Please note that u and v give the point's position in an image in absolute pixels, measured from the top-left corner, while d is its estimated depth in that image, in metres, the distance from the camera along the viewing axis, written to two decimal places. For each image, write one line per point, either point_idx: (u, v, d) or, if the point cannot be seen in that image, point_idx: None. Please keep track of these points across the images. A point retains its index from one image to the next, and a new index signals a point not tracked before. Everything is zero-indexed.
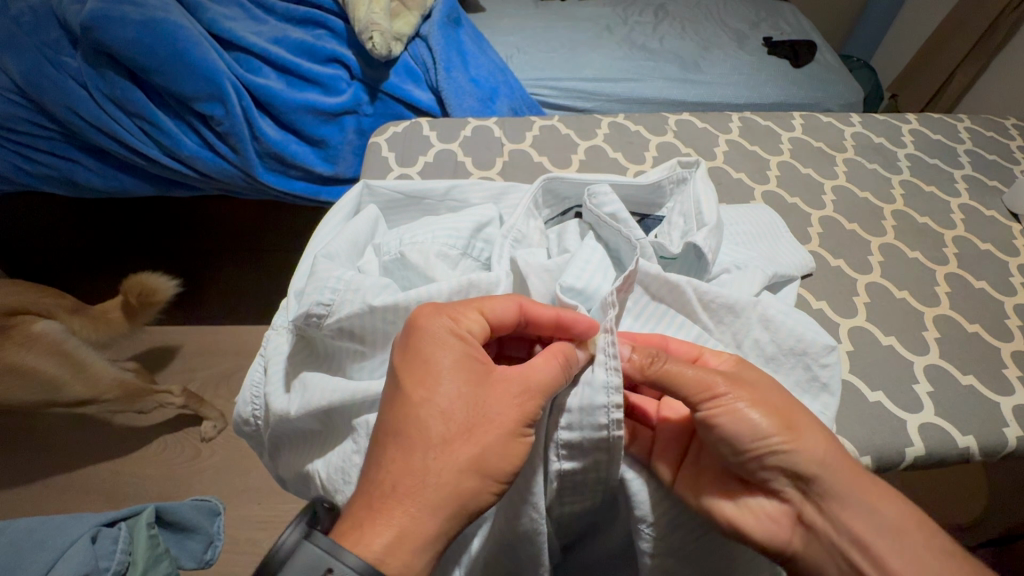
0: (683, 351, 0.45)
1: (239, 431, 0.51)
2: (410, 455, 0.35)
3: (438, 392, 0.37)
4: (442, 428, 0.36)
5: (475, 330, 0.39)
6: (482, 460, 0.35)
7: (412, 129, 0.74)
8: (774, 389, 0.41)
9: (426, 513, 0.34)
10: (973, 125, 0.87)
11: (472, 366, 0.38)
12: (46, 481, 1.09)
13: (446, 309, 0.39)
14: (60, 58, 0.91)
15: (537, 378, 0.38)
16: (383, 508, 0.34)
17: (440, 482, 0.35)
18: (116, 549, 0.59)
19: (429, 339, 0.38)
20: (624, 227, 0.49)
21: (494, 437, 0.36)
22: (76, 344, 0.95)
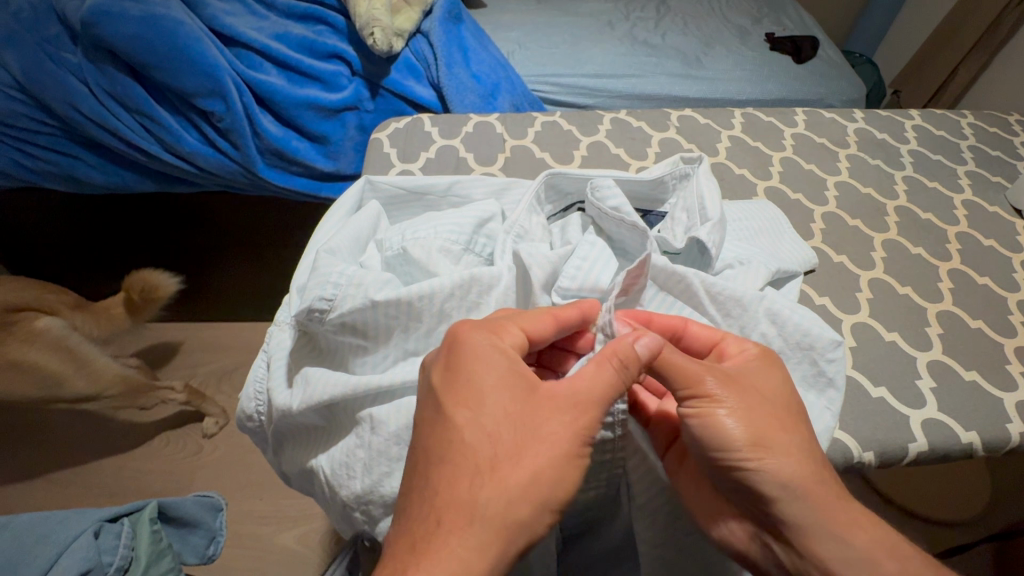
0: (703, 336, 0.44)
1: (242, 426, 0.52)
2: (455, 485, 0.34)
3: (483, 414, 0.36)
4: (489, 452, 0.35)
5: (518, 346, 0.39)
6: (533, 485, 0.35)
7: (414, 125, 0.74)
8: (777, 378, 0.41)
9: (474, 552, 0.33)
10: (976, 121, 0.87)
11: (516, 386, 0.37)
12: (48, 477, 1.09)
13: (492, 325, 0.39)
14: (60, 54, 0.91)
15: (587, 394, 0.37)
16: (430, 545, 0.33)
17: (491, 511, 0.34)
18: (119, 545, 0.60)
19: (473, 357, 0.37)
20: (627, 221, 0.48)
21: (545, 460, 0.35)
22: (78, 339, 0.95)
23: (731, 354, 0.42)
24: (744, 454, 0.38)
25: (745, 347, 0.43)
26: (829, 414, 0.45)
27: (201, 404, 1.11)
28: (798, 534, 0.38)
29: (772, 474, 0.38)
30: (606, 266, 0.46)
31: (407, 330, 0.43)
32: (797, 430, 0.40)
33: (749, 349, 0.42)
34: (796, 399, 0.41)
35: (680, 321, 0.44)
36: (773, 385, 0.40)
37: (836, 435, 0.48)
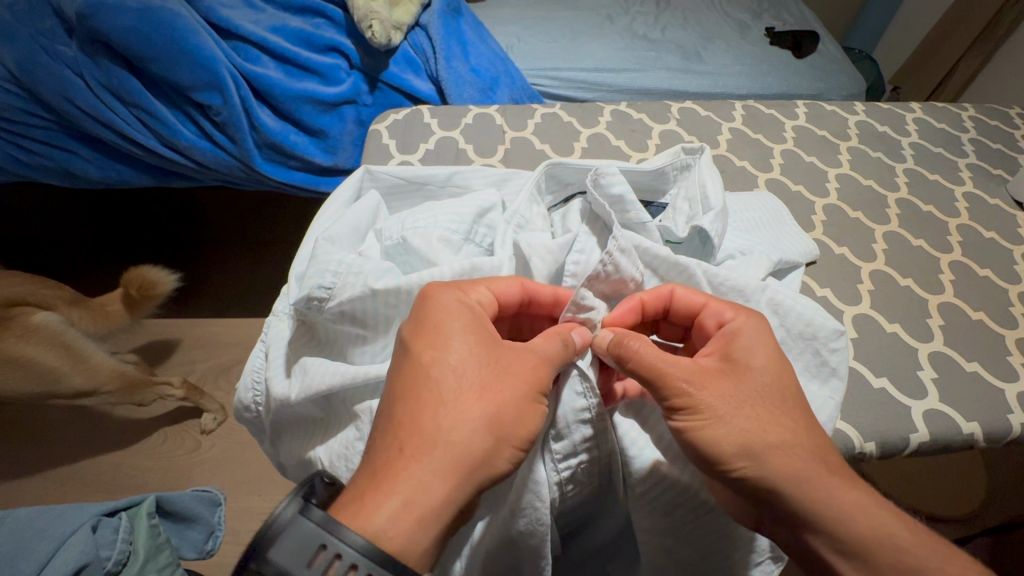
0: (687, 307, 0.44)
1: (240, 417, 0.51)
2: (418, 416, 0.36)
3: (448, 352, 0.38)
4: (453, 386, 0.37)
5: (484, 303, 0.41)
6: (495, 418, 0.36)
7: (413, 116, 0.73)
8: (757, 341, 0.41)
9: (435, 477, 0.34)
10: (977, 114, 0.87)
11: (480, 332, 0.39)
12: (45, 473, 1.09)
13: (458, 285, 0.41)
14: (56, 47, 0.90)
15: (544, 352, 0.39)
16: (390, 477, 0.34)
17: (450, 441, 0.35)
18: (116, 539, 0.59)
19: (440, 309, 0.39)
20: (634, 213, 0.48)
21: (508, 399, 0.36)
22: (75, 336, 0.95)
23: (709, 329, 0.43)
24: (752, 442, 0.38)
25: (725, 318, 0.43)
26: (833, 404, 0.45)
27: (199, 400, 1.10)
28: (800, 523, 0.38)
29: (780, 462, 0.38)
30: (594, 258, 0.45)
31: None
32: (802, 419, 0.40)
33: (726, 322, 0.43)
34: (798, 385, 0.41)
35: (668, 290, 0.45)
36: (760, 357, 0.41)
37: (838, 425, 0.48)
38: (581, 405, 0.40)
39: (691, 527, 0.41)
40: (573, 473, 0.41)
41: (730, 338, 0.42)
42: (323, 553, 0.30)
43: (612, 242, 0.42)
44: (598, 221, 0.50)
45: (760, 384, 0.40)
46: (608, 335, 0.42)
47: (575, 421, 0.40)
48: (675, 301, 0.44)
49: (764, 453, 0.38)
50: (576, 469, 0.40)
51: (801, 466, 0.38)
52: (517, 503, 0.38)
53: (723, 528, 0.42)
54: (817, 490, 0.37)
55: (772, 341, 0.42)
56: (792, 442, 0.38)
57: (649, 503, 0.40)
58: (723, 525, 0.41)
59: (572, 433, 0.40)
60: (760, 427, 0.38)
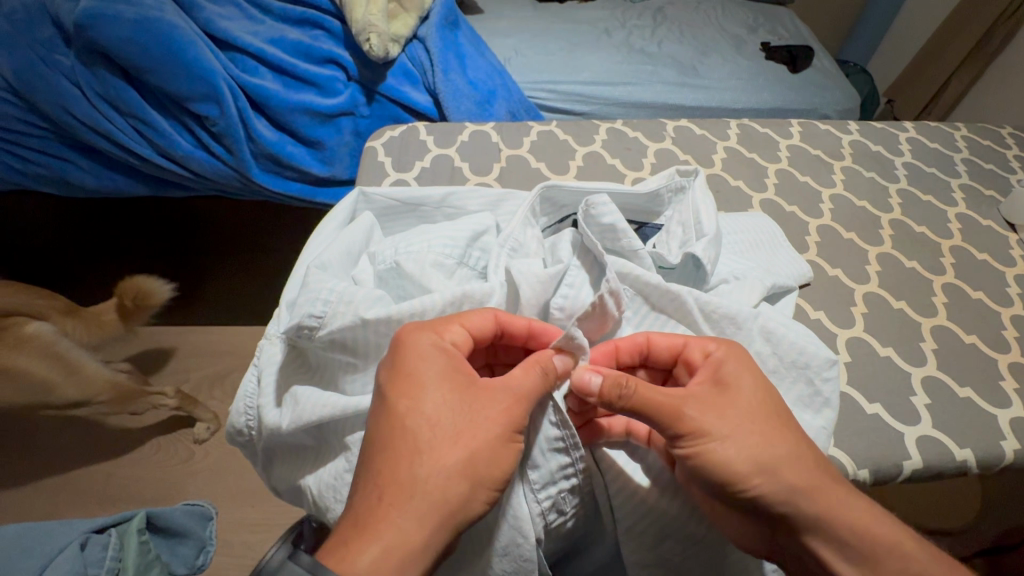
0: (666, 346, 0.44)
1: (232, 440, 0.51)
2: (396, 466, 0.36)
3: (422, 400, 0.38)
4: (428, 436, 0.37)
5: (458, 342, 0.40)
6: (471, 463, 0.36)
7: (409, 134, 0.73)
8: (741, 362, 0.42)
9: (414, 523, 0.34)
10: (969, 133, 0.88)
11: (455, 377, 0.39)
12: (36, 484, 1.07)
13: (431, 325, 0.41)
14: (54, 57, 0.90)
15: (520, 388, 0.38)
16: (370, 525, 0.34)
17: (427, 489, 0.35)
18: (106, 556, 0.60)
19: (413, 354, 0.39)
20: (625, 240, 0.48)
21: (481, 443, 0.37)
22: (68, 346, 0.93)
23: (696, 361, 0.43)
24: (745, 476, 0.38)
25: (709, 348, 0.43)
26: (825, 434, 0.45)
27: (193, 410, 1.10)
28: None
29: (772, 496, 0.38)
30: (584, 294, 0.46)
31: None
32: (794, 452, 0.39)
33: (711, 352, 0.42)
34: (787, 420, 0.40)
35: (642, 337, 0.44)
36: (748, 380, 0.41)
37: (832, 452, 0.48)
38: (552, 433, 0.39)
39: (680, 559, 0.41)
40: (555, 500, 0.40)
41: (716, 365, 0.42)
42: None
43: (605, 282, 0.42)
44: (589, 254, 0.49)
45: (752, 407, 0.40)
46: (595, 379, 0.40)
47: (551, 446, 0.39)
48: (652, 347, 0.44)
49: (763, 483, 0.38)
50: (558, 497, 0.40)
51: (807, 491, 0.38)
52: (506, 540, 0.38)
53: (715, 559, 0.41)
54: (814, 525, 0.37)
55: (754, 363, 0.42)
56: (791, 468, 0.38)
57: (638, 536, 0.40)
58: (715, 556, 0.41)
59: (550, 461, 0.39)
60: (759, 462, 0.38)
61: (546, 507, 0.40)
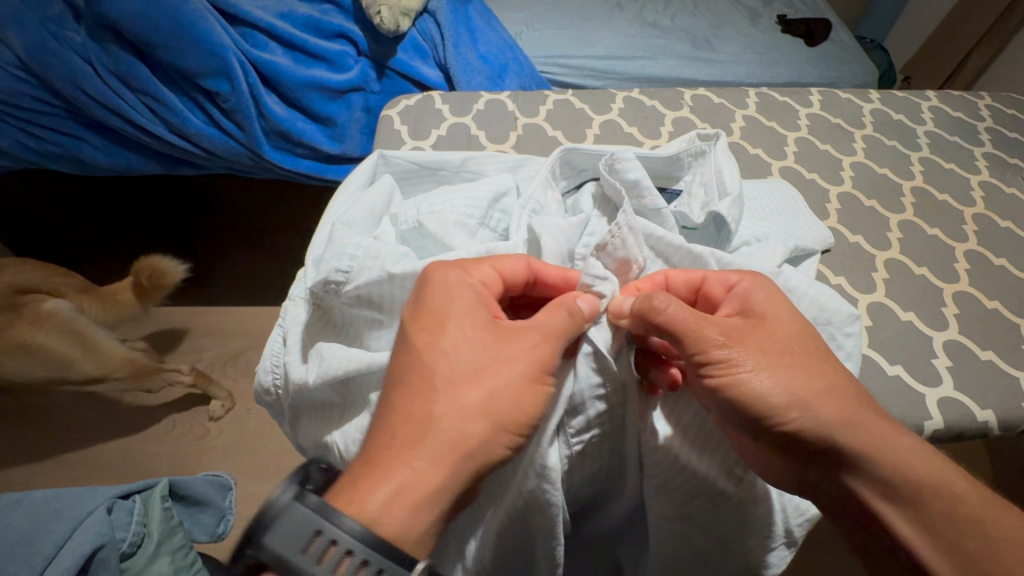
0: (684, 281, 0.45)
1: (259, 400, 0.51)
2: (414, 404, 0.38)
3: (443, 337, 0.39)
4: (446, 374, 0.38)
5: (486, 280, 0.41)
6: (490, 405, 0.37)
7: (424, 102, 0.73)
8: (765, 292, 0.42)
9: (428, 464, 0.36)
10: (994, 103, 0.86)
11: (479, 314, 0.40)
12: (58, 458, 1.10)
13: (461, 264, 0.41)
14: (64, 33, 0.90)
15: (550, 328, 0.39)
16: (380, 469, 0.35)
17: (443, 430, 0.37)
18: (131, 521, 0.61)
19: (436, 285, 0.40)
20: (647, 197, 0.48)
21: (505, 382, 0.38)
22: (86, 323, 0.95)
23: (718, 295, 0.44)
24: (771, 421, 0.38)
25: (732, 280, 0.43)
26: None
27: (208, 387, 1.11)
28: None
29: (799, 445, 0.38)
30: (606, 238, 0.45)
31: None
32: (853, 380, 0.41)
33: (732, 282, 0.43)
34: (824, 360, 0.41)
35: (660, 276, 0.45)
36: (780, 308, 0.42)
37: None
38: (594, 375, 0.40)
39: (705, 516, 0.41)
40: (586, 446, 0.41)
41: (744, 296, 0.42)
42: (319, 541, 0.32)
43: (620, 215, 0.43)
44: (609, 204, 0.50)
45: (788, 336, 0.41)
46: (627, 301, 0.41)
47: (590, 393, 0.40)
48: (671, 284, 0.45)
49: (802, 416, 0.39)
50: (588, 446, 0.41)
51: (849, 425, 0.39)
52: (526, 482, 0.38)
53: (736, 512, 0.41)
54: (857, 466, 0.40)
55: (779, 295, 0.43)
56: (828, 402, 0.39)
57: (665, 490, 0.41)
58: (737, 508, 0.41)
59: (586, 406, 0.40)
60: (796, 393, 0.39)
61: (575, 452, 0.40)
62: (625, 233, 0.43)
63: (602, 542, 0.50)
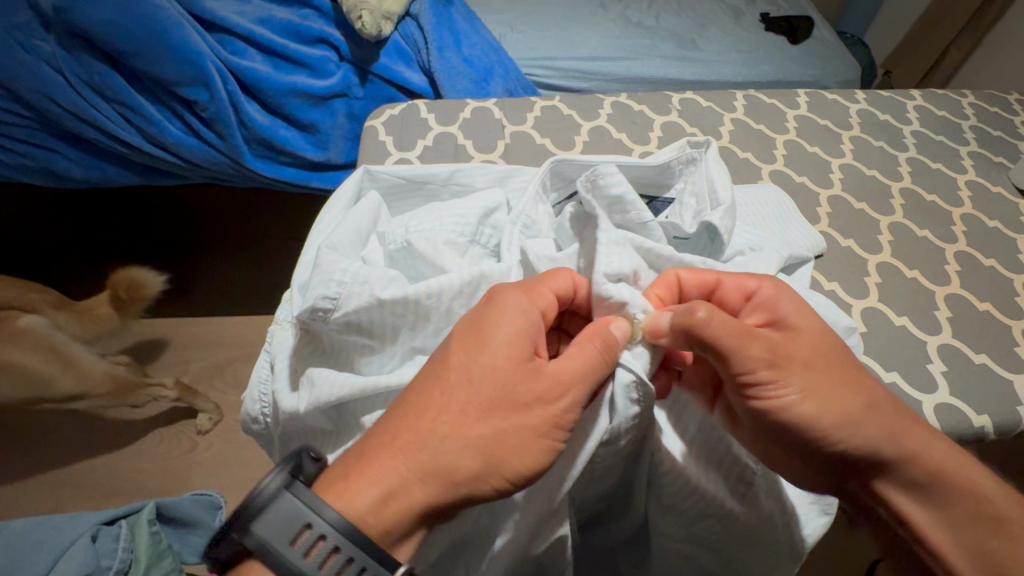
0: (700, 283, 0.43)
1: (247, 429, 0.50)
2: (420, 416, 0.36)
3: (476, 359, 0.37)
4: (465, 398, 0.36)
5: (547, 308, 0.40)
6: (495, 444, 0.36)
7: (409, 111, 0.71)
8: (791, 300, 0.41)
9: (415, 476, 0.35)
10: (977, 101, 0.86)
11: (523, 344, 0.38)
12: (38, 479, 1.06)
13: (528, 287, 0.40)
14: (32, 41, 0.86)
15: (570, 375, 0.37)
16: (371, 468, 0.35)
17: (440, 449, 0.35)
18: (117, 547, 0.61)
19: (488, 312, 0.38)
20: (631, 211, 0.47)
21: (517, 425, 0.36)
22: (63, 339, 0.91)
23: (737, 299, 0.42)
24: None
25: (751, 287, 0.42)
26: None
27: (195, 401, 1.08)
28: None
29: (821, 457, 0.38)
30: (624, 262, 0.43)
31: (415, 328, 0.42)
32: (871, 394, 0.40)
33: (755, 289, 0.42)
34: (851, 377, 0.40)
35: (674, 277, 0.43)
36: (804, 316, 0.41)
37: None
38: (634, 413, 0.37)
39: (712, 532, 0.41)
40: (607, 467, 0.40)
41: (769, 305, 0.41)
42: (306, 533, 0.32)
43: (607, 236, 0.43)
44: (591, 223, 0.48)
45: (825, 350, 0.40)
46: (665, 317, 0.39)
47: (623, 420, 0.38)
48: (685, 289, 0.43)
49: (847, 442, 0.38)
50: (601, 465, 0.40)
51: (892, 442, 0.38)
52: (553, 509, 0.38)
53: (747, 527, 0.41)
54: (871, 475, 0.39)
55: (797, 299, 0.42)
56: (874, 425, 0.38)
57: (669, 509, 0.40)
58: (751, 523, 0.41)
59: (618, 437, 0.38)
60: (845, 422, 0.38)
61: (590, 472, 0.40)
62: (619, 249, 0.43)
63: (603, 558, 0.49)
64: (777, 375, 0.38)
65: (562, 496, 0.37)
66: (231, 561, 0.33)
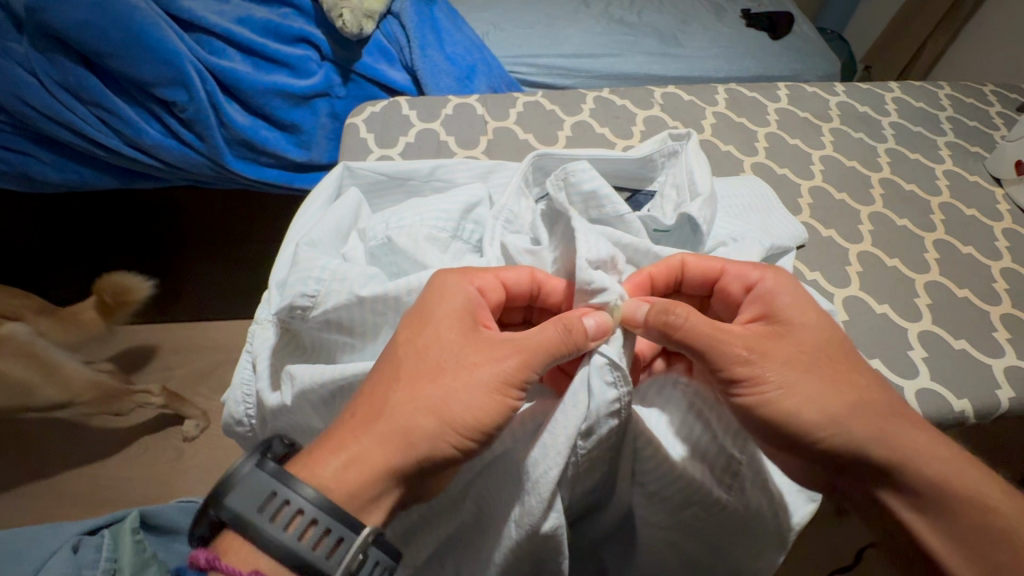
0: (702, 271, 0.45)
1: (229, 432, 0.49)
2: (378, 391, 0.37)
3: (423, 333, 0.39)
4: (414, 369, 0.38)
5: (488, 290, 0.41)
6: (444, 406, 0.37)
7: (391, 108, 0.70)
8: (790, 294, 0.43)
9: (376, 444, 0.36)
10: (953, 92, 0.88)
11: (465, 320, 0.39)
12: (18, 491, 1.04)
13: (467, 271, 0.41)
14: (4, 43, 0.85)
15: (526, 343, 0.39)
16: (335, 440, 0.36)
17: (397, 417, 0.36)
18: (99, 558, 0.60)
19: (433, 290, 0.40)
20: (607, 204, 0.46)
21: (463, 387, 0.37)
22: (46, 345, 0.88)
23: (737, 290, 0.44)
24: None
25: (750, 280, 0.44)
26: None
27: (180, 407, 1.06)
28: None
29: None
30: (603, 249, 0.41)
31: (396, 325, 0.42)
32: (852, 377, 0.40)
33: (760, 282, 0.44)
34: (830, 367, 0.40)
35: (678, 262, 0.44)
36: (803, 313, 0.43)
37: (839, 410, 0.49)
38: (614, 396, 0.37)
39: (699, 523, 0.41)
40: (589, 460, 0.39)
41: (767, 297, 0.43)
42: (284, 509, 0.32)
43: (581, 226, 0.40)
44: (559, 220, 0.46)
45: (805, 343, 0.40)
46: (642, 308, 0.40)
47: (603, 401, 0.37)
48: (686, 274, 0.45)
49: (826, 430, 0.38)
50: (581, 457, 0.38)
51: (871, 431, 0.39)
52: (545, 504, 0.36)
53: (735, 519, 0.41)
54: (853, 463, 0.39)
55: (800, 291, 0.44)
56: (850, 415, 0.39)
57: (656, 499, 0.40)
58: (736, 517, 0.41)
59: (599, 425, 0.37)
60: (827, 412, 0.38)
61: (573, 467, 0.38)
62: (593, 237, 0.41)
63: (592, 552, 0.49)
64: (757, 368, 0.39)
65: (549, 492, 0.36)
66: (208, 535, 0.34)
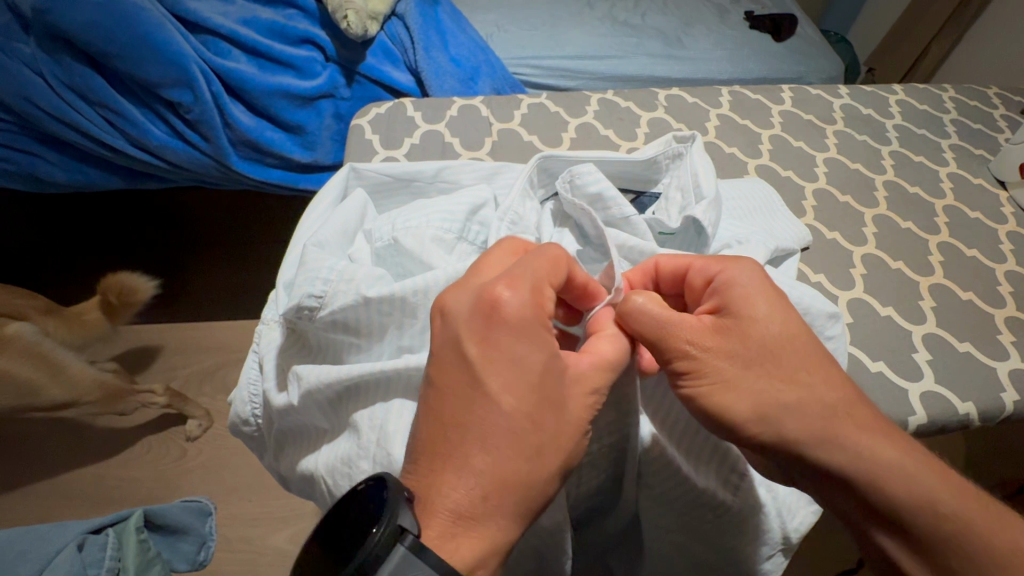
0: (673, 268, 0.43)
1: (236, 431, 0.49)
2: (493, 465, 0.33)
3: (522, 393, 0.35)
4: (527, 435, 0.34)
5: (552, 312, 0.37)
6: (563, 464, 0.35)
7: (396, 110, 0.71)
8: (748, 286, 0.40)
9: (512, 520, 0.33)
10: (957, 95, 0.88)
11: (556, 366, 0.36)
12: (23, 491, 1.04)
13: (535, 290, 0.36)
14: (12, 45, 0.85)
15: (613, 381, 0.37)
16: (468, 526, 0.32)
17: (527, 488, 0.34)
18: (104, 556, 0.63)
19: (522, 337, 0.35)
20: (611, 206, 0.48)
21: (572, 439, 0.36)
22: (51, 345, 0.88)
23: (699, 286, 0.42)
24: (759, 411, 0.38)
25: (712, 273, 0.41)
26: None
27: (184, 407, 1.07)
28: None
29: (806, 438, 0.38)
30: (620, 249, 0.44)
31: (402, 327, 0.41)
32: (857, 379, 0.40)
33: (716, 277, 0.41)
34: (835, 370, 0.40)
35: (652, 263, 0.44)
36: (761, 307, 0.40)
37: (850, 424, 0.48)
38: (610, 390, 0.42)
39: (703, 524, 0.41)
40: (594, 453, 0.42)
41: (724, 291, 0.40)
42: None
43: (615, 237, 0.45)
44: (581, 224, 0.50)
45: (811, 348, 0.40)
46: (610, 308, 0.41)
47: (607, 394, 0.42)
48: (660, 273, 0.44)
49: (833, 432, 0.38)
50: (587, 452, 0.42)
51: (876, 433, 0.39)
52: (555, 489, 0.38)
53: (736, 522, 0.41)
54: None
55: (767, 283, 0.40)
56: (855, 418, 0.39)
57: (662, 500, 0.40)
58: (737, 519, 0.41)
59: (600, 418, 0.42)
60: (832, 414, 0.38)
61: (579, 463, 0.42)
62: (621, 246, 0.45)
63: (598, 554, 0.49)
64: (761, 370, 0.39)
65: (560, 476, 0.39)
66: None
